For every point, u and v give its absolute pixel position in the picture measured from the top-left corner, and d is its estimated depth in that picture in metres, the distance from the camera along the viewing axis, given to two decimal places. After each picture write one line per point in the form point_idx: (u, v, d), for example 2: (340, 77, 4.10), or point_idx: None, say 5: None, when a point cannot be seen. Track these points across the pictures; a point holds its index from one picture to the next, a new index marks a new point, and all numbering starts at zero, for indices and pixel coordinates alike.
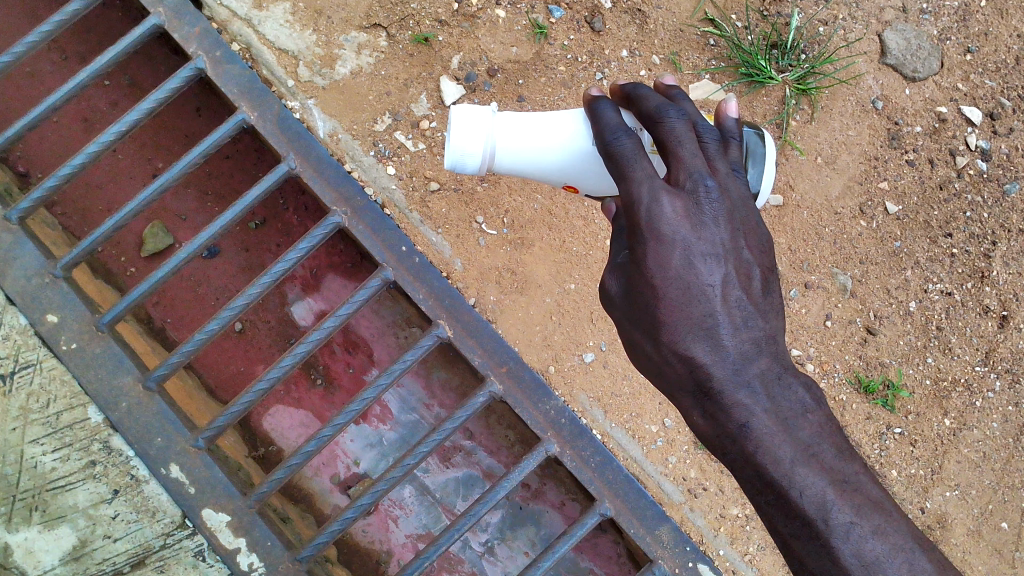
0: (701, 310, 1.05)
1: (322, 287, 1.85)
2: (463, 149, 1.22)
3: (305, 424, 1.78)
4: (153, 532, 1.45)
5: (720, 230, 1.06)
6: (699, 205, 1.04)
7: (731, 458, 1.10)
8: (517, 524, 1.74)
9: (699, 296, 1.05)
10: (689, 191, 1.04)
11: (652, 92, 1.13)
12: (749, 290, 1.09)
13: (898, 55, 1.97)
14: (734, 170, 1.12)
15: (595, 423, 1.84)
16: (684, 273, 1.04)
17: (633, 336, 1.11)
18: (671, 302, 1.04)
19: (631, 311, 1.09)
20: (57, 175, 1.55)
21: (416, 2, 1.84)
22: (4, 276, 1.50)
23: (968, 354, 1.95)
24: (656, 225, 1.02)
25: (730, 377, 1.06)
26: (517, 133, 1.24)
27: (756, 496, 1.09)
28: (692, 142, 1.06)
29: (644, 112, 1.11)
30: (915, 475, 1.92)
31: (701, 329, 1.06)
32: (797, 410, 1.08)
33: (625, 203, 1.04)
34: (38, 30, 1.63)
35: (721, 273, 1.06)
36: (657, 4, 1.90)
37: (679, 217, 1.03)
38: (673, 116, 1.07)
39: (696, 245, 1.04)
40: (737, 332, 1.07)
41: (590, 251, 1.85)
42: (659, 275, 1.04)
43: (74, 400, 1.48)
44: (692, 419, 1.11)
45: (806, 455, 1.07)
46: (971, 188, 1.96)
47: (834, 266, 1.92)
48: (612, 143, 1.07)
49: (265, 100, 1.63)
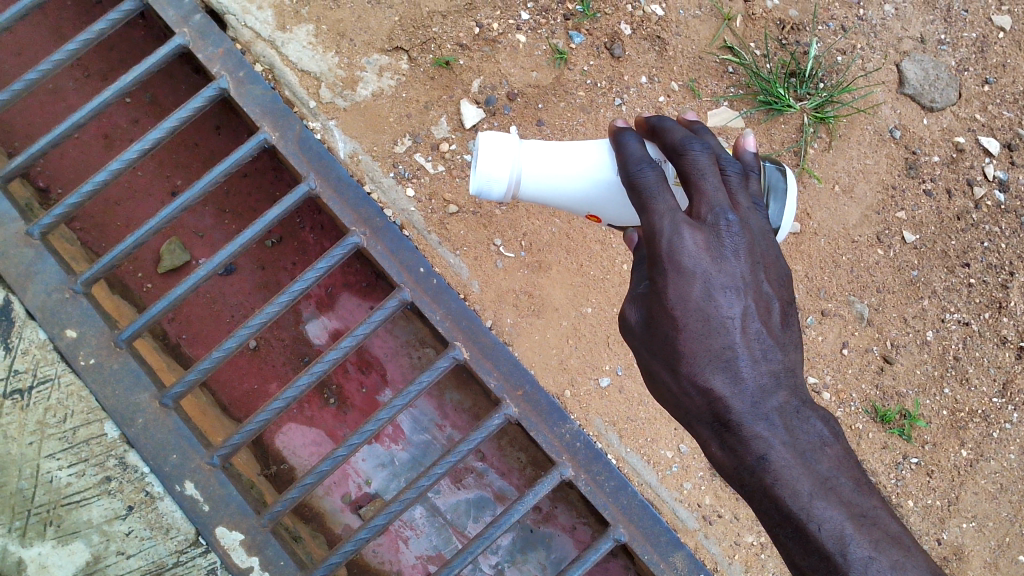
0: (720, 342, 1.06)
1: (336, 305, 1.86)
2: (487, 175, 1.23)
3: (317, 442, 1.79)
4: (167, 550, 1.44)
5: (740, 263, 1.07)
6: (720, 238, 1.06)
7: (749, 491, 1.09)
8: (529, 547, 1.74)
9: (719, 328, 1.06)
10: (710, 224, 1.06)
11: (677, 125, 1.15)
12: (768, 324, 1.10)
13: (917, 86, 1.98)
14: (755, 203, 1.14)
15: (611, 447, 1.83)
16: (704, 305, 1.05)
17: (653, 368, 1.12)
18: (691, 333, 1.05)
19: (651, 339, 1.10)
20: (80, 193, 1.57)
21: (438, 26, 1.87)
22: (25, 289, 1.51)
23: (985, 385, 1.94)
24: (677, 257, 1.04)
25: (748, 410, 1.06)
26: (545, 161, 1.25)
27: (775, 529, 1.08)
28: (715, 176, 1.08)
29: (668, 144, 1.13)
30: (932, 506, 1.91)
31: (721, 360, 1.06)
32: (815, 444, 1.08)
33: (646, 236, 1.06)
34: (65, 49, 1.65)
35: (741, 306, 1.06)
36: (677, 32, 1.92)
37: (700, 250, 1.04)
38: (697, 149, 1.09)
39: (716, 277, 1.05)
40: (756, 365, 1.07)
41: (608, 275, 1.86)
42: (679, 307, 1.05)
43: (91, 416, 1.48)
44: (710, 450, 1.12)
45: (825, 489, 1.06)
46: (989, 219, 1.97)
47: (850, 294, 1.91)
48: (636, 174, 1.09)
49: (287, 119, 1.65)
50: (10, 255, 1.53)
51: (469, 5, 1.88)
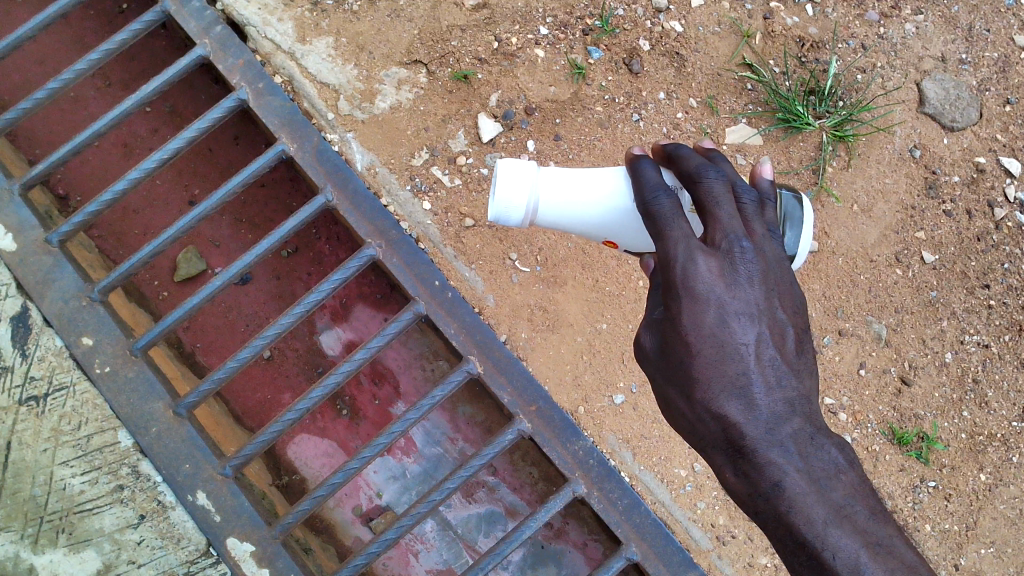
0: (735, 368, 1.05)
1: (350, 316, 1.86)
2: (504, 202, 1.24)
3: (329, 454, 1.78)
4: (177, 560, 1.44)
5: (754, 290, 1.07)
6: (734, 265, 1.06)
7: (764, 518, 1.07)
8: (540, 563, 1.72)
9: (733, 354, 1.05)
10: (725, 251, 1.06)
11: (693, 152, 1.16)
12: (783, 349, 1.09)
13: (937, 105, 1.97)
14: (771, 229, 1.14)
15: (624, 465, 1.82)
16: (718, 331, 1.04)
17: (667, 394, 1.11)
18: (705, 359, 1.05)
19: (666, 364, 1.09)
20: (99, 202, 1.58)
21: (456, 39, 1.88)
22: (43, 297, 1.52)
23: (1004, 409, 1.92)
24: (691, 284, 1.03)
25: (763, 436, 1.05)
26: (562, 188, 1.25)
27: (789, 557, 1.06)
28: (730, 204, 1.08)
29: (683, 171, 1.13)
30: (950, 530, 1.89)
31: (735, 387, 1.05)
32: (830, 471, 1.07)
33: (661, 264, 1.06)
34: (87, 58, 1.66)
35: (755, 333, 1.06)
36: (696, 48, 1.92)
37: (715, 276, 1.04)
38: (713, 176, 1.10)
39: (730, 303, 1.05)
40: (771, 392, 1.06)
41: (623, 291, 1.85)
42: (693, 333, 1.04)
43: (105, 424, 1.48)
44: (724, 477, 1.10)
45: (839, 517, 1.04)
46: (1009, 240, 1.95)
47: (868, 314, 1.90)
48: (652, 202, 1.09)
49: (305, 132, 1.65)
50: (29, 263, 1.54)
51: (488, 19, 1.89)
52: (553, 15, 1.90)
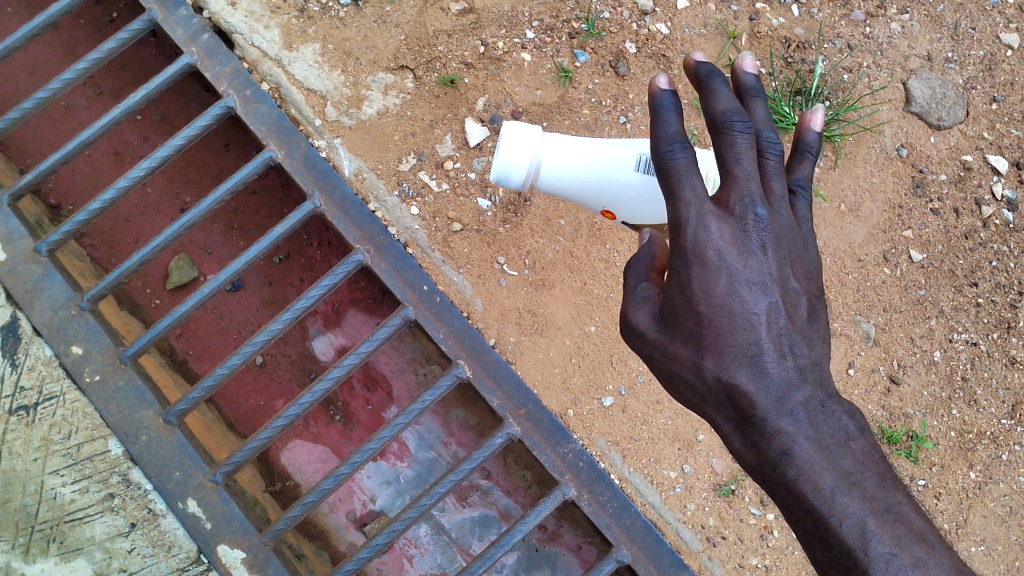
0: (746, 338, 1.05)
1: (342, 322, 1.87)
2: (506, 159, 1.25)
3: (322, 459, 1.78)
4: (169, 567, 1.45)
5: (768, 258, 1.06)
6: (747, 232, 1.05)
7: (771, 486, 1.08)
8: (534, 567, 1.72)
9: (745, 324, 1.05)
10: (738, 216, 1.05)
11: (723, 92, 1.10)
12: (795, 318, 1.09)
13: (923, 104, 1.97)
14: (797, 187, 1.15)
15: (613, 467, 1.82)
16: (728, 300, 1.05)
17: (673, 369, 1.10)
18: (715, 328, 1.05)
19: (669, 337, 1.09)
20: (87, 210, 1.58)
21: (442, 45, 1.88)
22: (32, 306, 1.53)
23: (993, 407, 1.91)
24: (701, 251, 1.04)
25: (773, 405, 1.06)
26: (563, 153, 1.29)
27: (797, 526, 1.06)
28: (752, 162, 1.05)
29: (709, 115, 1.08)
30: (940, 528, 1.88)
31: (746, 356, 1.05)
32: (840, 438, 1.07)
33: (672, 225, 1.06)
34: (75, 68, 1.66)
35: (766, 302, 1.06)
36: (682, 50, 1.93)
37: (728, 244, 1.04)
38: (739, 130, 1.06)
39: (742, 271, 1.05)
40: (782, 360, 1.06)
41: (611, 294, 1.85)
42: (704, 301, 1.05)
43: (95, 433, 1.49)
44: (731, 444, 1.11)
45: (848, 484, 1.04)
46: (997, 238, 1.95)
47: (857, 313, 1.90)
48: (667, 155, 1.06)
49: (293, 138, 1.66)
50: (18, 272, 1.55)
51: (474, 24, 1.89)
52: (539, 19, 1.90)
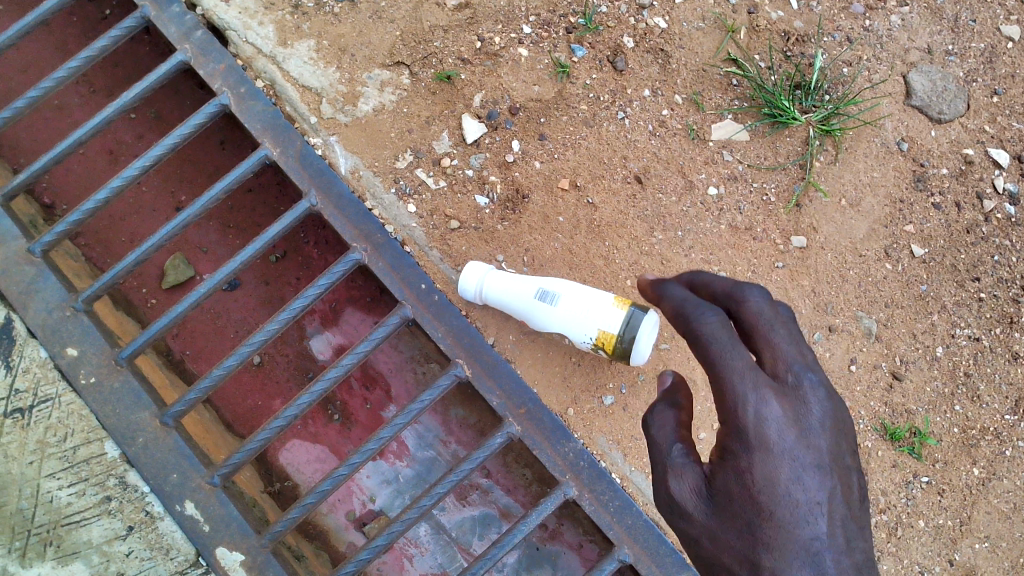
0: (808, 533, 1.00)
1: (340, 320, 1.84)
2: (465, 280, 1.70)
3: (321, 459, 1.77)
4: (166, 570, 1.43)
5: (824, 439, 1.05)
6: (802, 402, 1.05)
7: None
8: (535, 566, 1.71)
9: (807, 517, 1.00)
10: (790, 387, 1.06)
11: (721, 287, 1.16)
12: (850, 501, 1.05)
13: (924, 97, 1.96)
14: None
15: (615, 466, 1.81)
16: (791, 490, 1.01)
17: (721, 561, 1.04)
18: (779, 524, 1.00)
19: (720, 524, 1.05)
20: (81, 210, 1.56)
21: (439, 40, 1.86)
22: (27, 308, 1.51)
23: (997, 403, 1.91)
24: (762, 428, 1.02)
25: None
26: (506, 282, 1.67)
27: None
28: (782, 327, 1.10)
29: (718, 294, 1.15)
30: (944, 525, 1.87)
31: (810, 556, 0.98)
32: None
33: (720, 379, 1.04)
34: (67, 66, 1.64)
35: (828, 488, 1.02)
36: (680, 44, 1.91)
37: (786, 422, 1.03)
38: (754, 296, 1.12)
39: (803, 454, 1.03)
40: (843, 552, 0.99)
41: (611, 291, 1.82)
42: (767, 489, 1.01)
43: (91, 435, 1.47)
44: None
45: None
46: (999, 232, 1.94)
47: (858, 309, 1.88)
48: (698, 322, 1.08)
49: (288, 136, 1.64)
50: (11, 273, 1.53)
51: (470, 19, 1.88)
52: (536, 14, 1.89)
